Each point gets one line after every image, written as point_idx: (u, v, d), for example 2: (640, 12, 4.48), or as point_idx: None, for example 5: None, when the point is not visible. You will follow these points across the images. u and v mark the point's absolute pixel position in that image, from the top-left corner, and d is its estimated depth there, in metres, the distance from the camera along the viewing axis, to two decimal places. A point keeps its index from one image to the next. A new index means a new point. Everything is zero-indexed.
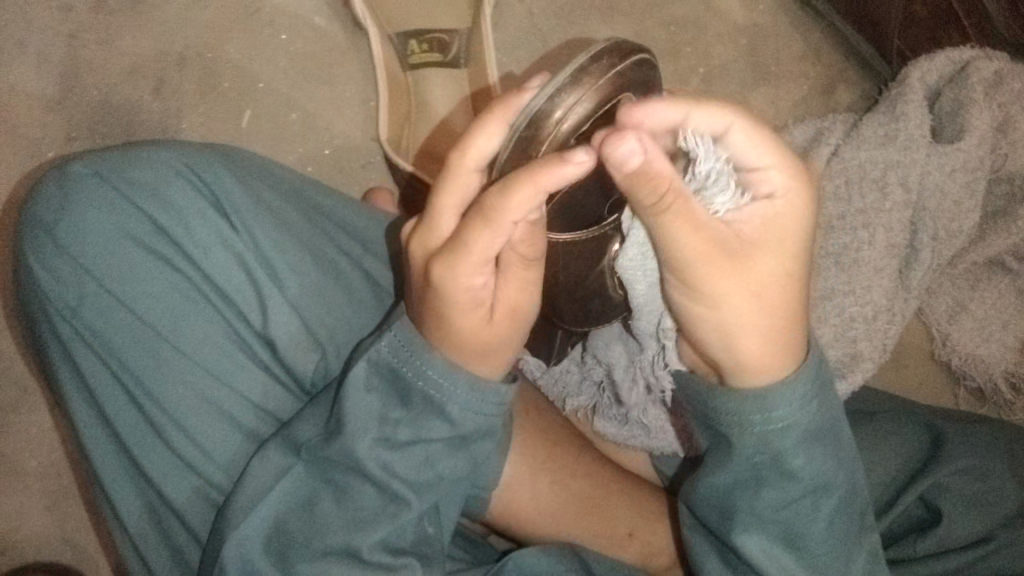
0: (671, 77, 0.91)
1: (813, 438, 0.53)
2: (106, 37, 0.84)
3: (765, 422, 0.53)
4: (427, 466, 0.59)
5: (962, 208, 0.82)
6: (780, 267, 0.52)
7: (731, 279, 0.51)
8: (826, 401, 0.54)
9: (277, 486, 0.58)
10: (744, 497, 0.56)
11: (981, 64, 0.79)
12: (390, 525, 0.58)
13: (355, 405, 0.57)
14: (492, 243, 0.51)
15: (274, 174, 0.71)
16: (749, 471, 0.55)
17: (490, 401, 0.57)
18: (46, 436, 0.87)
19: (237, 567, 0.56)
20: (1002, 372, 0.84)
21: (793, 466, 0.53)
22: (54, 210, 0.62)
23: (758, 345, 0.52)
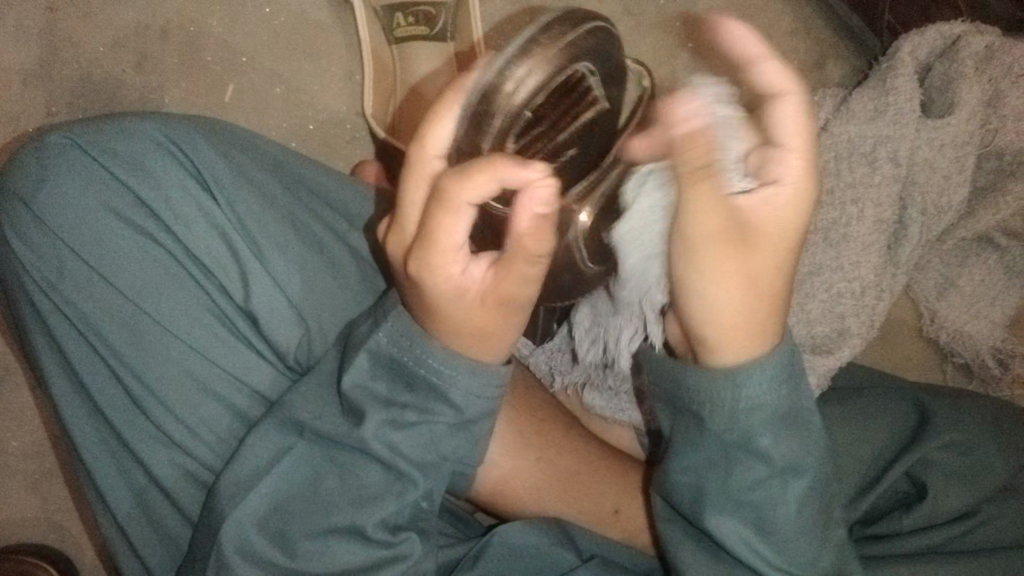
0: (659, 52, 0.90)
1: (777, 422, 0.54)
2: (85, 11, 0.81)
3: (734, 398, 0.53)
4: (430, 446, 0.58)
5: (951, 182, 0.81)
6: (770, 263, 0.51)
7: (728, 261, 0.51)
8: (797, 388, 0.54)
9: (276, 468, 0.57)
10: (714, 481, 0.56)
11: (973, 39, 0.79)
12: (394, 503, 0.58)
13: (361, 388, 0.57)
14: (461, 227, 0.50)
15: (257, 146, 0.71)
16: (714, 453, 0.56)
17: (492, 381, 0.57)
18: (26, 419, 0.84)
19: (234, 547, 0.56)
20: (989, 348, 0.84)
21: (757, 445, 0.54)
22: (32, 183, 0.62)
23: (732, 325, 0.52)
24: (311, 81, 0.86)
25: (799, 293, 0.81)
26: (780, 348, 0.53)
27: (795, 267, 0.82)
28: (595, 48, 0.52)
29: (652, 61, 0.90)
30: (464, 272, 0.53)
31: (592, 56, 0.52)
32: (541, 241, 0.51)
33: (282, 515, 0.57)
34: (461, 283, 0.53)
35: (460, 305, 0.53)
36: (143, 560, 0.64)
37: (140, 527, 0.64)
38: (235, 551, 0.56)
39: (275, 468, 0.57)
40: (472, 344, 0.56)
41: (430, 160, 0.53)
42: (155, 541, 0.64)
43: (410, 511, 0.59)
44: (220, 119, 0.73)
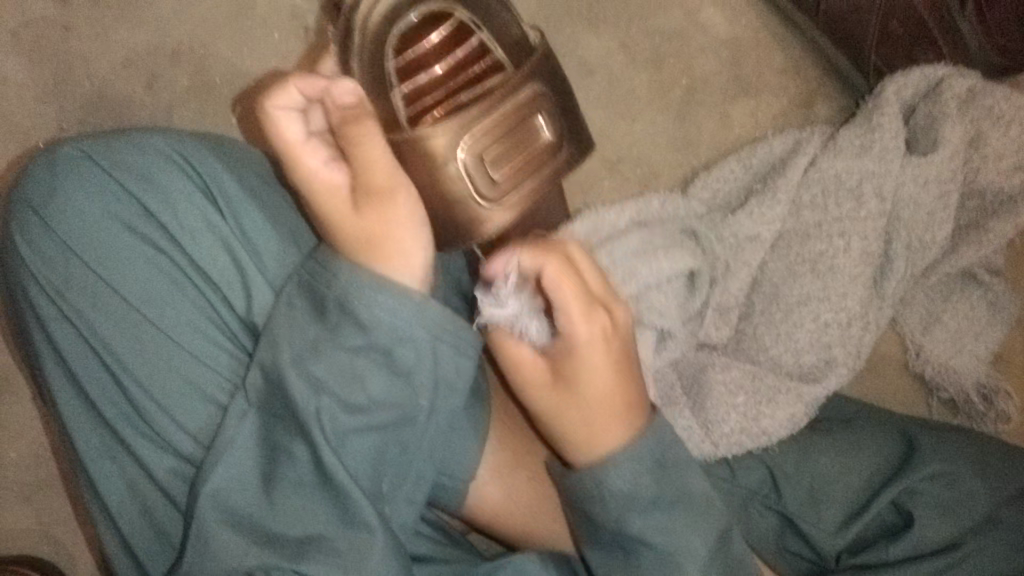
0: (653, 87, 0.93)
1: (654, 508, 0.62)
2: (99, 30, 0.85)
3: (607, 497, 0.62)
4: (354, 382, 0.57)
5: (935, 218, 0.83)
6: (592, 387, 0.62)
7: (555, 395, 0.64)
8: (667, 476, 0.62)
9: (238, 436, 0.58)
10: (622, 566, 0.64)
11: (956, 81, 0.82)
12: (333, 457, 0.56)
13: (280, 309, 0.59)
14: (291, 129, 0.58)
15: (264, 164, 0.71)
16: (612, 540, 0.63)
17: (410, 309, 0.57)
18: (28, 427, 0.85)
19: (214, 517, 0.56)
20: (973, 384, 0.84)
21: (630, 527, 0.62)
22: (44, 193, 0.64)
23: (594, 434, 0.62)
24: None
25: (787, 322, 0.83)
26: (649, 436, 0.62)
27: (784, 296, 0.84)
28: (472, 3, 0.62)
29: (645, 95, 0.93)
30: (325, 165, 0.58)
31: (469, 8, 0.62)
32: (367, 130, 0.56)
33: (263, 492, 0.57)
34: (321, 180, 0.58)
35: (327, 209, 0.59)
36: (135, 557, 0.63)
37: (137, 523, 0.63)
38: (215, 520, 0.56)
39: (234, 431, 0.58)
40: (359, 254, 0.58)
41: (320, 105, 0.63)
42: (150, 535, 0.63)
43: (370, 476, 0.59)
44: (239, 141, 0.74)
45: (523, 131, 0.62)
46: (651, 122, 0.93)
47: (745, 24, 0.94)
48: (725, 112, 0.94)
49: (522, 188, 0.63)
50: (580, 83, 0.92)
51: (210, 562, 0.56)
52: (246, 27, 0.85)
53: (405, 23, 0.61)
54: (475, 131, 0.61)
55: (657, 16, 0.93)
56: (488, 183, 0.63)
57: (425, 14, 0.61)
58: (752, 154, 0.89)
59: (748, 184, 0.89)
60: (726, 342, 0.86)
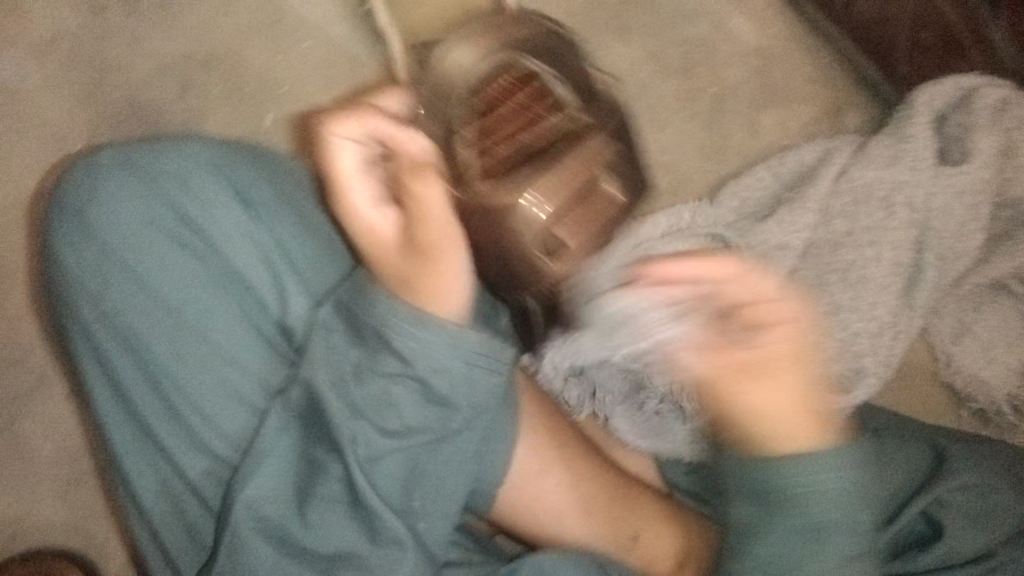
0: (681, 95, 0.93)
1: (856, 507, 0.57)
2: (135, 39, 0.87)
3: (809, 479, 0.57)
4: (389, 408, 0.56)
5: (966, 229, 0.83)
6: (769, 389, 0.58)
7: (753, 392, 0.58)
8: (863, 483, 0.58)
9: (278, 449, 0.57)
10: (795, 559, 0.57)
11: (987, 91, 0.81)
12: (363, 478, 0.56)
13: (317, 337, 0.57)
14: (345, 160, 0.60)
15: (296, 171, 0.72)
16: (786, 520, 0.58)
17: (446, 339, 0.55)
18: (61, 430, 0.86)
19: (249, 524, 0.56)
20: (1005, 397, 0.84)
21: (827, 520, 0.57)
22: (84, 198, 0.65)
23: (795, 426, 0.58)
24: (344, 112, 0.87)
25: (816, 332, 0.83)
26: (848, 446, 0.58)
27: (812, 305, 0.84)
28: (548, 55, 0.63)
29: (674, 103, 0.93)
30: (371, 207, 0.60)
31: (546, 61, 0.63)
32: (427, 179, 0.57)
33: (298, 506, 0.57)
34: (366, 220, 0.60)
35: (375, 239, 0.60)
36: (168, 560, 0.64)
37: (173, 525, 0.63)
38: (248, 529, 0.56)
39: (272, 448, 0.57)
40: (400, 293, 0.57)
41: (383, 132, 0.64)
42: (183, 536, 0.63)
43: (403, 493, 0.58)
44: (272, 150, 0.75)
45: (589, 188, 0.66)
46: (679, 131, 0.93)
47: (774, 33, 0.95)
48: (754, 120, 0.93)
49: (581, 243, 0.67)
50: None
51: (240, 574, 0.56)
52: (279, 37, 0.87)
53: (473, 75, 0.61)
54: (544, 189, 0.63)
55: (684, 25, 0.94)
56: (560, 244, 0.67)
57: (491, 64, 0.61)
58: (781, 162, 0.89)
59: (777, 193, 0.88)
60: None
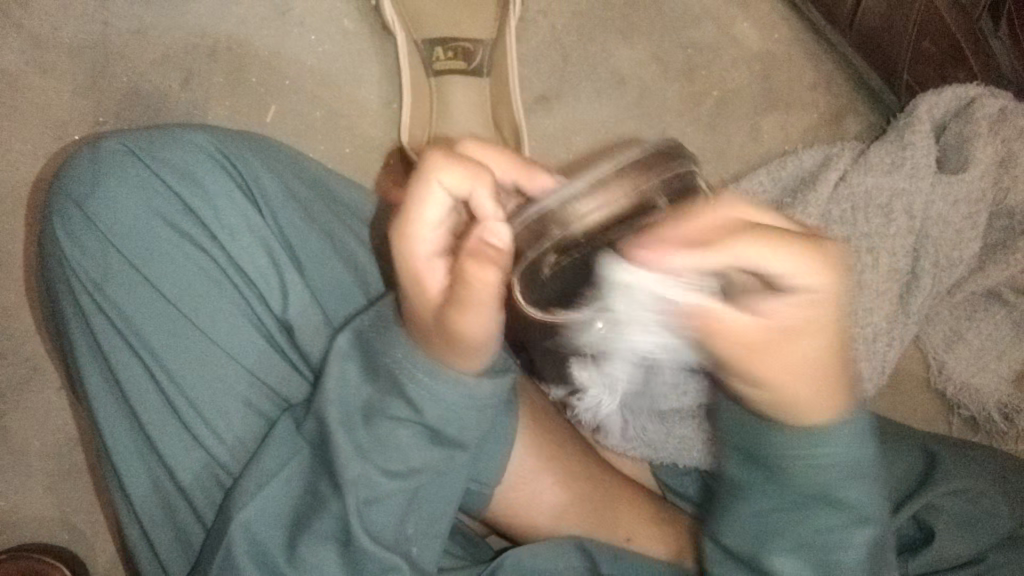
0: (685, 98, 0.93)
1: (869, 472, 0.50)
2: (137, 27, 0.85)
3: (809, 461, 0.49)
4: (396, 452, 0.54)
5: (963, 237, 0.84)
6: (802, 364, 0.47)
7: (768, 360, 0.47)
8: (874, 441, 0.50)
9: (279, 475, 0.56)
10: (796, 533, 0.51)
11: (987, 101, 0.82)
12: (357, 518, 0.54)
13: (332, 371, 0.54)
14: (429, 212, 0.47)
15: (302, 166, 0.72)
16: (786, 497, 0.51)
17: (460, 393, 0.52)
18: (55, 419, 0.86)
19: (244, 547, 0.55)
20: (995, 404, 0.85)
21: (843, 497, 0.50)
22: (86, 185, 0.64)
23: (824, 403, 0.48)
24: (350, 109, 0.88)
25: None
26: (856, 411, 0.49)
27: None
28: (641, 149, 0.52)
29: (676, 105, 0.93)
30: (428, 256, 0.48)
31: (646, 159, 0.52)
32: (485, 273, 0.45)
33: (291, 533, 0.56)
34: (415, 266, 0.49)
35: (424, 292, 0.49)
36: (156, 554, 0.64)
37: (162, 522, 0.64)
38: (242, 550, 0.55)
39: (275, 473, 0.56)
40: (431, 349, 0.51)
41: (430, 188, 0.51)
42: (170, 534, 0.64)
43: (395, 530, 0.56)
44: (281, 142, 0.75)
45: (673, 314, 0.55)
46: (680, 134, 0.93)
47: (778, 39, 0.94)
48: (755, 124, 0.94)
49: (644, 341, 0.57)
50: (611, 92, 0.92)
51: None
52: (284, 28, 0.87)
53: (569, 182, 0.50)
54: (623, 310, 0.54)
55: (690, 27, 0.93)
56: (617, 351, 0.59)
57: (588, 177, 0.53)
58: (782, 168, 0.89)
59: (777, 198, 0.89)
60: None
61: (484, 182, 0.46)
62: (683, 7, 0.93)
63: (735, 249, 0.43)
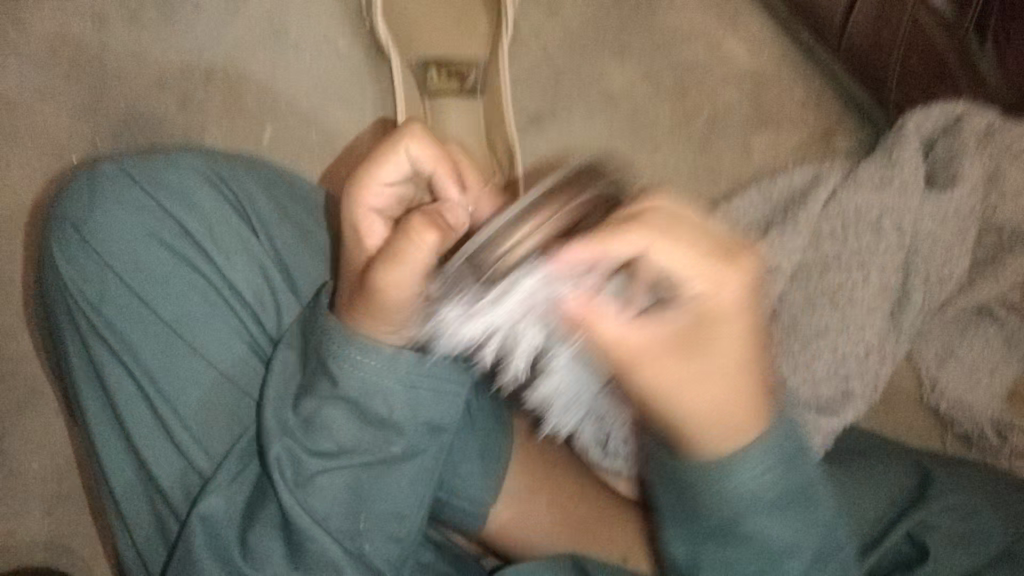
0: (676, 118, 0.94)
1: (778, 504, 0.51)
2: (135, 49, 0.86)
3: (722, 492, 0.50)
4: (322, 431, 0.56)
5: (952, 252, 0.84)
6: (716, 380, 0.48)
7: (674, 373, 0.47)
8: (793, 470, 0.51)
9: (227, 468, 0.59)
10: (713, 556, 0.54)
11: (975, 117, 0.84)
12: (295, 502, 0.56)
13: (276, 356, 0.60)
14: (388, 172, 0.54)
15: (295, 185, 0.73)
16: (700, 526, 0.53)
17: (388, 367, 0.55)
18: (53, 441, 0.86)
19: (202, 537, 0.57)
20: (989, 419, 0.84)
21: (753, 530, 0.51)
22: (83, 208, 0.65)
23: (726, 421, 0.49)
24: (346, 130, 0.89)
25: (804, 353, 0.84)
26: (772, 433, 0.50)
27: (803, 327, 0.85)
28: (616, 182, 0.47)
29: (668, 124, 0.94)
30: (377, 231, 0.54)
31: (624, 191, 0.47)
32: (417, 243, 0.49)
33: (245, 521, 0.58)
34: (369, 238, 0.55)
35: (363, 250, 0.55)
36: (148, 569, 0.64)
37: (155, 540, 0.64)
38: (203, 544, 0.57)
39: (230, 464, 0.60)
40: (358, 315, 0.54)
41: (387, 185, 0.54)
42: (162, 551, 0.64)
43: (343, 519, 0.57)
44: (276, 165, 0.76)
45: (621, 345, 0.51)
46: (673, 153, 0.94)
47: (767, 58, 0.95)
48: (746, 142, 0.95)
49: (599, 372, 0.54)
50: (604, 112, 0.93)
51: None
52: (280, 50, 0.88)
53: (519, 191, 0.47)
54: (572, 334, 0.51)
55: (681, 47, 0.94)
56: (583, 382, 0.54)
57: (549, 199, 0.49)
58: (771, 184, 0.91)
59: (769, 216, 0.90)
60: None
61: (438, 163, 0.53)
62: (673, 28, 0.93)
63: (616, 248, 0.43)
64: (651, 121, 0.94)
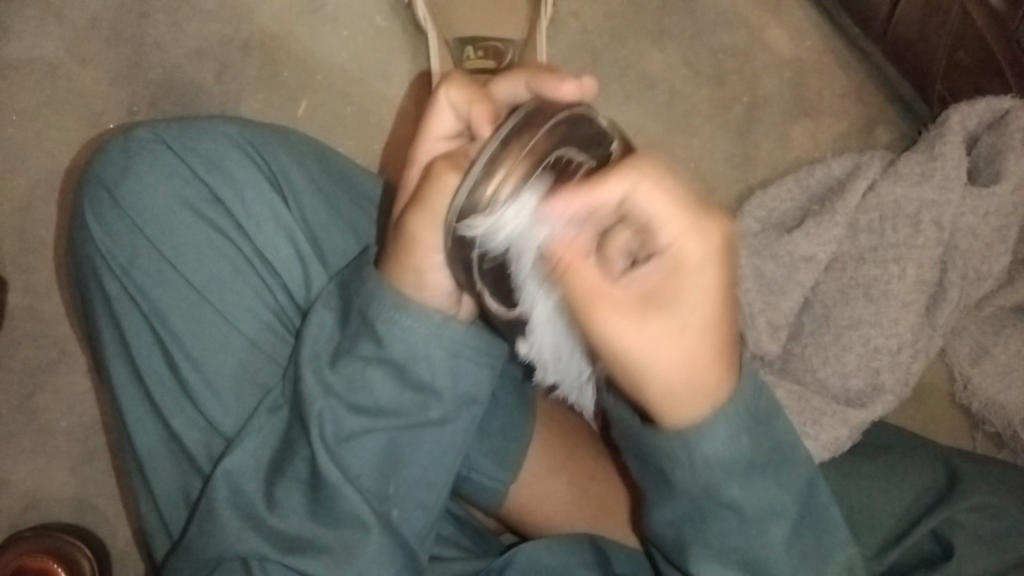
0: (714, 104, 0.93)
1: (748, 468, 0.49)
2: (174, 19, 0.87)
3: (697, 461, 0.48)
4: (363, 390, 0.57)
5: (992, 250, 0.84)
6: (685, 339, 0.45)
7: (643, 326, 0.45)
8: (761, 434, 0.50)
9: (258, 427, 0.59)
10: (691, 531, 0.52)
11: (1022, 114, 0.82)
12: (329, 460, 0.57)
13: (313, 317, 0.59)
14: (438, 125, 0.55)
15: (326, 156, 0.73)
16: (678, 502, 0.51)
17: (430, 327, 0.55)
18: (80, 401, 0.88)
19: (226, 498, 0.58)
20: (1022, 420, 0.84)
21: (727, 497, 0.50)
22: (116, 171, 0.65)
23: (693, 392, 0.47)
24: (381, 107, 0.89)
25: (836, 345, 0.83)
26: (741, 386, 0.48)
27: (835, 318, 0.84)
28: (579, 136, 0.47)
29: (705, 110, 0.93)
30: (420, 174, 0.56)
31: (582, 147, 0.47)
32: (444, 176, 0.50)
33: (270, 481, 0.59)
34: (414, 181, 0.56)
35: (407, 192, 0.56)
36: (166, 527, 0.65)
37: (175, 500, 0.64)
38: (225, 503, 0.58)
39: (261, 425, 0.59)
40: (393, 265, 0.55)
41: (434, 140, 0.56)
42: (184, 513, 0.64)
43: (375, 480, 0.58)
44: (310, 137, 0.76)
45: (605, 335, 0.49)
46: (709, 138, 0.93)
47: (810, 47, 0.93)
48: (784, 131, 0.94)
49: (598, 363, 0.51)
50: (640, 95, 0.92)
51: (210, 543, 0.57)
52: (317, 25, 0.88)
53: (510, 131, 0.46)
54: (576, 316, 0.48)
55: (722, 32, 0.93)
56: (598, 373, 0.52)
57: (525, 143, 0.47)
58: (810, 175, 0.89)
59: (804, 205, 0.89)
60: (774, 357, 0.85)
61: (472, 106, 0.53)
62: (714, 13, 0.93)
63: (602, 191, 0.43)
64: (689, 106, 0.93)
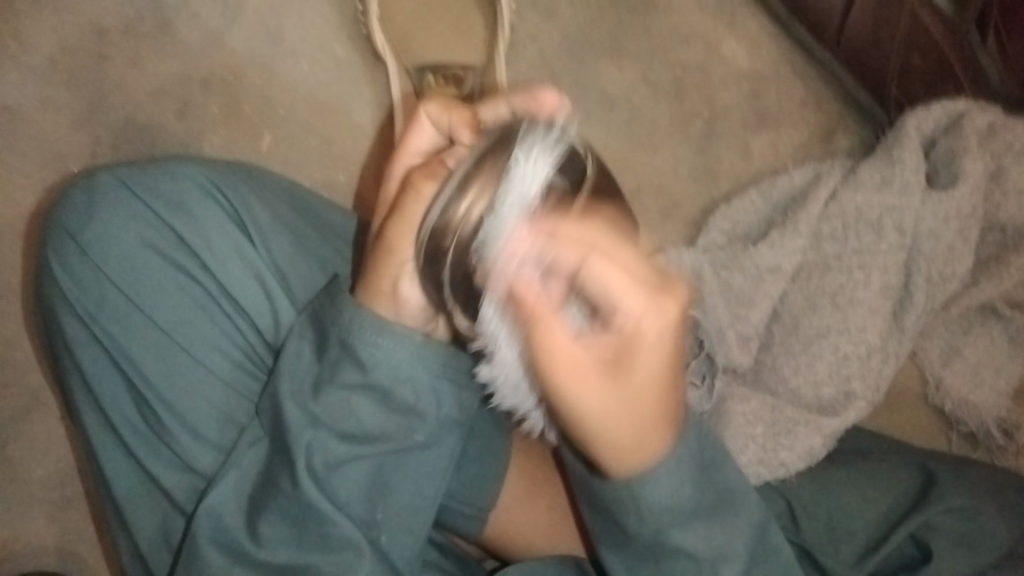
0: (676, 120, 0.94)
1: (693, 511, 0.50)
2: (133, 59, 0.87)
3: (646, 509, 0.49)
4: (352, 416, 0.57)
5: (954, 253, 0.84)
6: (630, 406, 0.45)
7: (601, 390, 0.45)
8: (707, 478, 0.50)
9: (239, 463, 0.59)
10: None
11: (976, 116, 0.84)
12: (315, 490, 0.56)
13: (289, 350, 0.59)
14: (418, 141, 0.57)
15: (290, 190, 0.73)
16: (633, 548, 0.52)
17: (409, 349, 0.56)
18: (53, 447, 0.87)
19: (209, 535, 0.57)
20: (995, 419, 0.84)
21: (675, 539, 0.50)
22: (76, 218, 0.66)
23: (634, 450, 0.47)
24: (344, 134, 0.89)
25: (806, 354, 0.83)
26: (688, 438, 0.49)
27: (803, 327, 0.84)
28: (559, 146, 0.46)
29: (666, 126, 0.94)
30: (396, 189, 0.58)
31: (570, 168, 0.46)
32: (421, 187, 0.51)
33: (252, 514, 0.58)
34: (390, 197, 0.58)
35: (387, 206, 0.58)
36: (148, 572, 0.64)
37: (156, 546, 0.63)
38: (207, 538, 0.57)
39: (241, 458, 0.59)
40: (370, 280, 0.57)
41: (413, 155, 0.58)
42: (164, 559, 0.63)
43: (365, 505, 0.58)
44: (277, 174, 0.76)
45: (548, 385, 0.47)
46: (671, 153, 0.94)
47: (767, 58, 0.95)
48: (745, 143, 0.95)
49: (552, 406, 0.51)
50: (601, 114, 0.93)
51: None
52: (276, 59, 0.88)
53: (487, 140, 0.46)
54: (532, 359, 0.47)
55: (679, 48, 0.93)
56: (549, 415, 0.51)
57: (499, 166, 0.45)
58: (772, 187, 0.91)
59: (768, 216, 0.91)
60: (746, 371, 0.85)
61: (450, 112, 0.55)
62: (672, 28, 0.93)
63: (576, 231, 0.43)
64: (650, 122, 0.93)
